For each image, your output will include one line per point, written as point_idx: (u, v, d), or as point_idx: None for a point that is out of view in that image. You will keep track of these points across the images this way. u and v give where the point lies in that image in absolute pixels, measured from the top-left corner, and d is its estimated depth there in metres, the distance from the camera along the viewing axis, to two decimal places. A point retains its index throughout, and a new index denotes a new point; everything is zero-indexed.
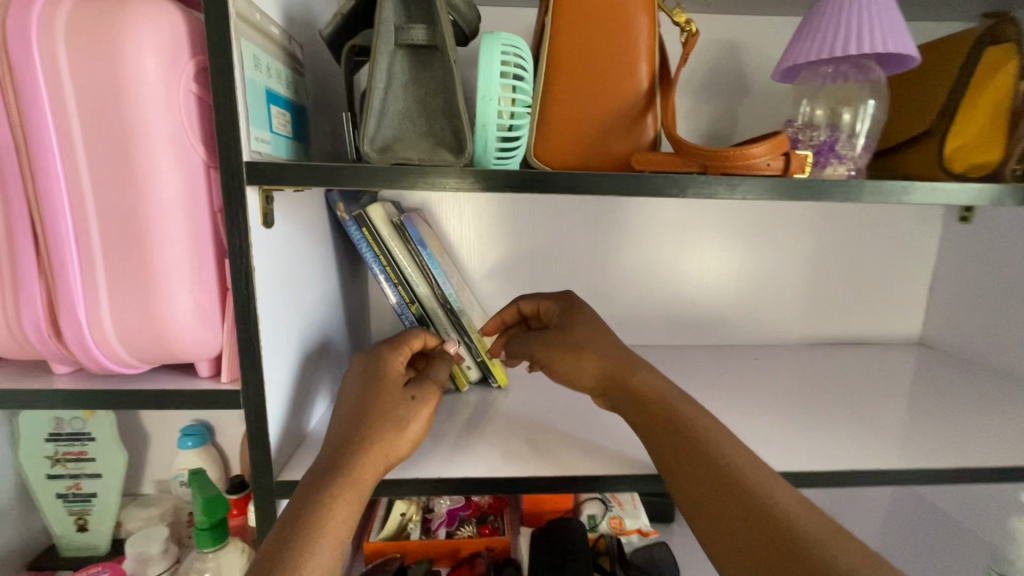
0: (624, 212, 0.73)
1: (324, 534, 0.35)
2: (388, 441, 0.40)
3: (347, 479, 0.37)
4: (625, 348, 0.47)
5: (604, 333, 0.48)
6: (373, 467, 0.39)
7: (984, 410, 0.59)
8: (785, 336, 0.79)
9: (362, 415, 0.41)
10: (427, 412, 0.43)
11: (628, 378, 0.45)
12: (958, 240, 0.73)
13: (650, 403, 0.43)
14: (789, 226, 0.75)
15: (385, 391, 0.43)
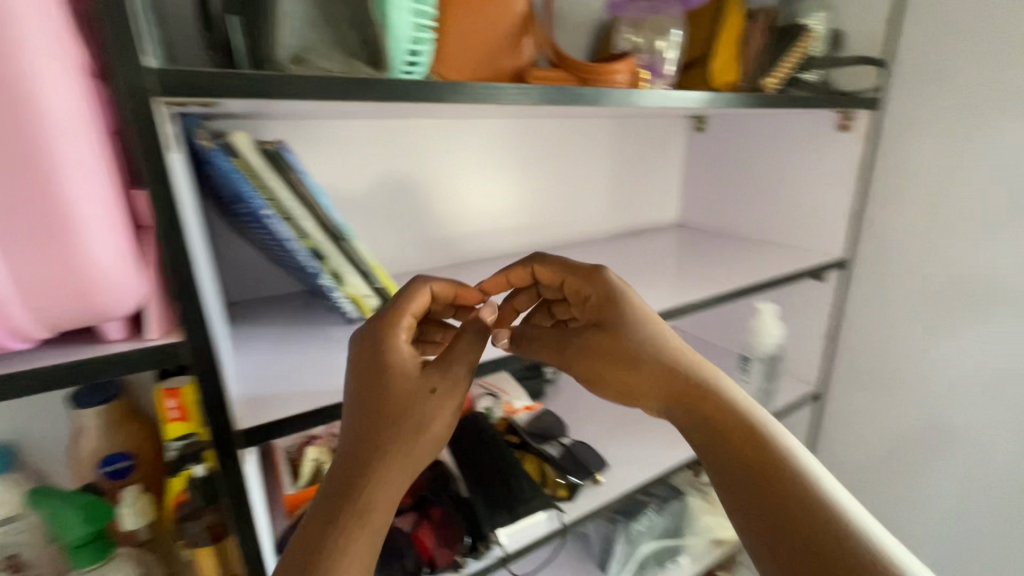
0: (473, 135, 0.80)
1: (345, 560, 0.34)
2: (403, 463, 0.38)
3: (362, 502, 0.36)
4: (681, 349, 0.48)
5: (658, 338, 0.48)
6: (387, 503, 0.37)
7: (725, 257, 0.87)
8: (598, 232, 1.00)
9: (372, 439, 0.38)
10: (450, 403, 0.41)
11: (696, 388, 0.45)
12: (696, 144, 1.02)
13: (715, 418, 0.44)
14: (594, 140, 0.93)
15: (396, 389, 0.40)
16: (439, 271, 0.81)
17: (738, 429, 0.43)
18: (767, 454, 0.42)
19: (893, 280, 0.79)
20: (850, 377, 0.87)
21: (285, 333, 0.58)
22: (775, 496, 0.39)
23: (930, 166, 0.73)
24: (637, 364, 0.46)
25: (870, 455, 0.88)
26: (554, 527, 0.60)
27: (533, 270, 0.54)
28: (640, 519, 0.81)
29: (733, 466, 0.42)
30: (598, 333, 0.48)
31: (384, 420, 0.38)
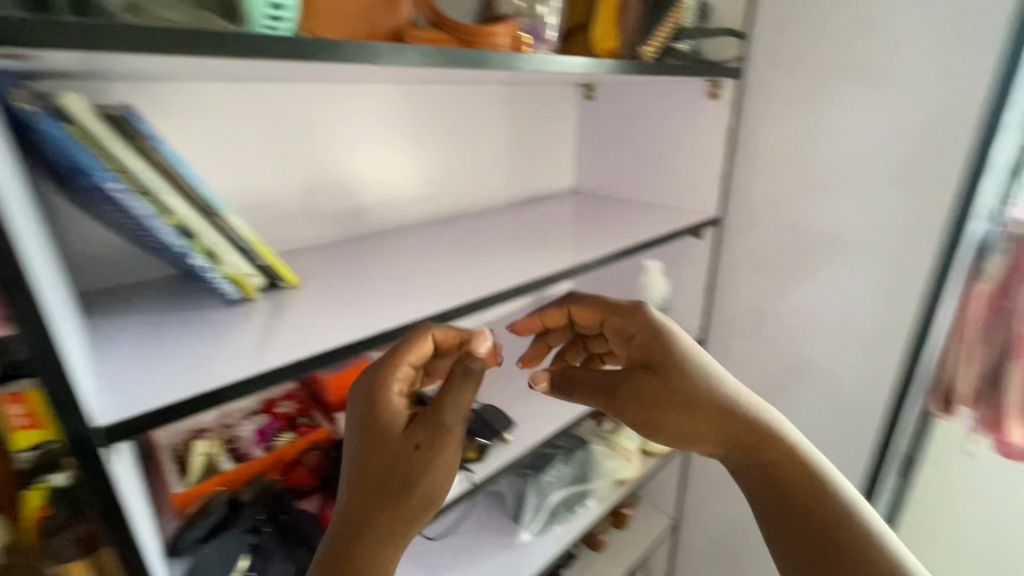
0: (364, 102, 0.76)
1: None
2: (390, 516, 0.41)
3: (352, 556, 0.40)
4: (727, 398, 0.56)
5: (707, 385, 0.56)
6: (377, 553, 0.41)
7: (616, 220, 0.93)
8: (498, 201, 1.01)
9: (363, 496, 0.41)
10: (434, 461, 0.42)
11: (750, 435, 0.54)
12: (587, 111, 1.06)
13: (771, 460, 0.53)
14: (489, 108, 0.93)
15: (386, 443, 0.43)
16: (336, 245, 0.78)
17: (777, 462, 0.53)
18: (802, 473, 0.52)
19: (755, 237, 0.90)
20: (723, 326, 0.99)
21: (154, 320, 0.53)
22: (827, 529, 0.49)
23: (783, 131, 0.83)
24: (686, 407, 0.55)
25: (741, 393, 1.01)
26: (465, 488, 0.61)
27: (567, 311, 0.66)
28: (549, 471, 0.87)
29: (785, 502, 0.51)
30: (651, 376, 0.57)
31: (372, 483, 0.41)
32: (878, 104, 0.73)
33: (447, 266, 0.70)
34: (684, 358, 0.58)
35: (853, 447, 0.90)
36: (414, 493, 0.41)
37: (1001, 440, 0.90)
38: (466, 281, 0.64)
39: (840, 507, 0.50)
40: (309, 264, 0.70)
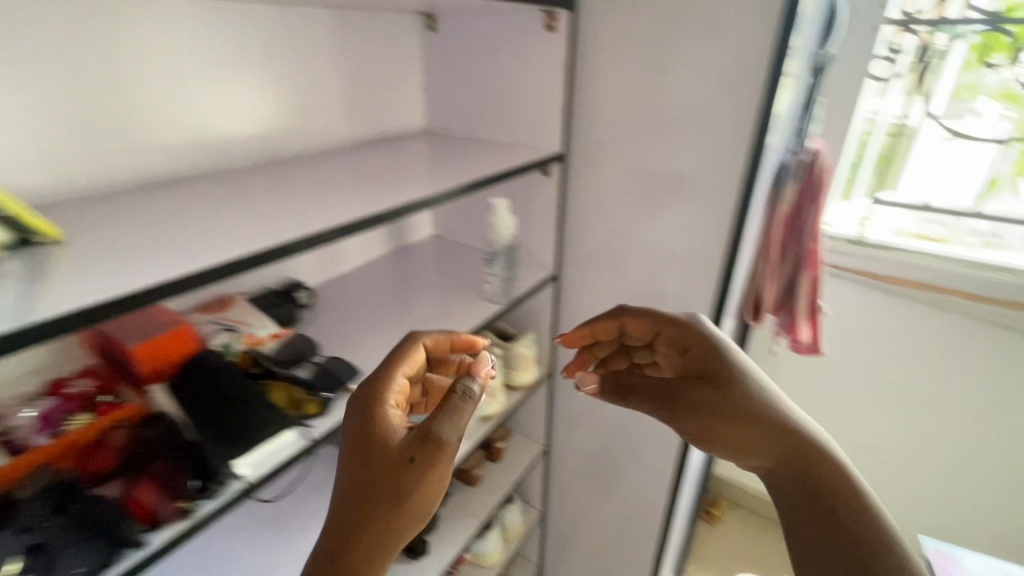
0: (152, 22, 0.64)
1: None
2: (386, 512, 0.54)
3: (353, 541, 0.53)
4: (794, 424, 0.63)
5: (770, 405, 0.65)
6: (375, 540, 0.54)
7: (464, 158, 0.90)
8: (341, 142, 0.93)
9: (370, 498, 0.54)
10: (426, 474, 0.55)
11: (806, 455, 0.61)
12: (432, 45, 1.00)
13: (823, 476, 0.58)
14: (320, 37, 0.84)
15: (392, 458, 0.55)
16: (132, 193, 0.66)
17: (819, 481, 0.58)
18: (845, 496, 0.55)
19: (602, 175, 0.93)
20: (579, 263, 1.03)
21: None
22: (855, 541, 0.51)
23: (615, 65, 0.85)
24: (746, 417, 0.65)
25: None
26: (304, 445, 0.59)
27: (623, 320, 0.78)
28: None
29: (823, 515, 0.54)
30: (715, 390, 0.68)
31: (373, 489, 0.54)
32: (704, 42, 0.76)
33: (269, 215, 0.61)
34: (734, 376, 0.68)
35: None
36: (411, 503, 0.55)
37: (795, 339, 1.09)
38: (289, 230, 0.57)
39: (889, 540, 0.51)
40: (88, 216, 0.59)
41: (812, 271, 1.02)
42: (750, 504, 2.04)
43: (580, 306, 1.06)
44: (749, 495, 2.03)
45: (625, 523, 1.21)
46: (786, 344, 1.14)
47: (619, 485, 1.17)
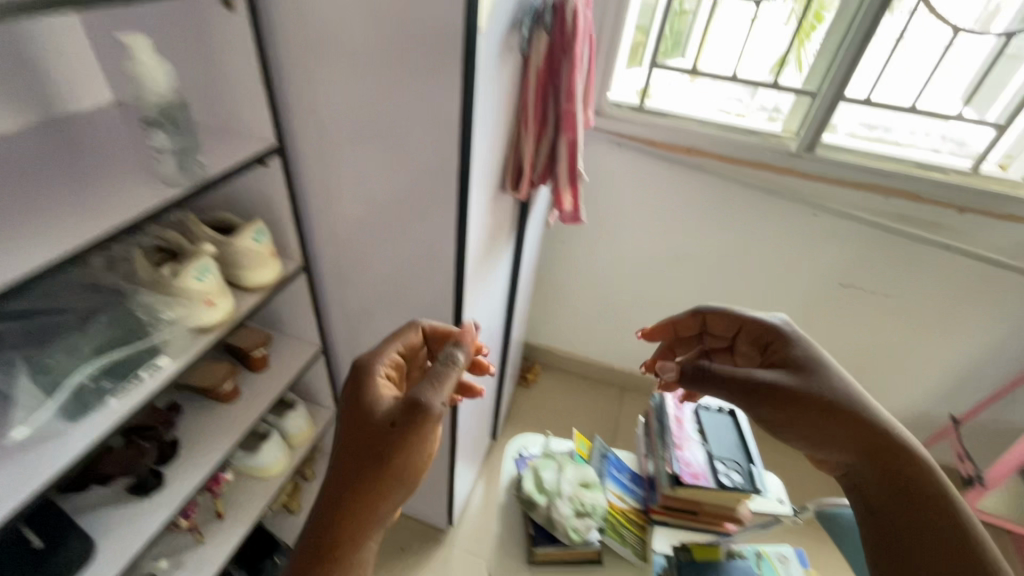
0: None
1: (328, 517, 0.69)
2: (369, 467, 0.69)
3: (347, 490, 0.69)
4: (882, 421, 0.70)
5: (853, 399, 0.72)
6: (362, 490, 0.69)
7: None
8: None
9: (359, 453, 0.70)
10: (403, 438, 0.69)
11: (896, 453, 0.68)
12: None
13: (911, 473, 0.66)
14: None
15: (376, 422, 0.71)
16: None
17: (911, 479, 0.65)
18: (941, 502, 0.62)
19: (314, 9, 0.72)
20: (317, 134, 0.85)
21: None
22: (950, 536, 0.59)
23: None
24: (830, 412, 0.71)
25: (354, 215, 0.93)
26: None
27: (704, 315, 0.90)
28: (59, 351, 0.70)
29: (919, 513, 0.62)
30: (797, 378, 0.74)
31: (365, 450, 0.70)
32: None
33: None
34: (837, 381, 0.73)
35: (437, 244, 0.90)
36: (393, 464, 0.69)
37: (559, 206, 1.08)
38: None
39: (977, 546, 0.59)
40: None
41: (569, 135, 0.96)
42: (558, 362, 2.26)
43: (328, 187, 0.91)
44: (557, 355, 2.23)
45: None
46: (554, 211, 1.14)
47: None
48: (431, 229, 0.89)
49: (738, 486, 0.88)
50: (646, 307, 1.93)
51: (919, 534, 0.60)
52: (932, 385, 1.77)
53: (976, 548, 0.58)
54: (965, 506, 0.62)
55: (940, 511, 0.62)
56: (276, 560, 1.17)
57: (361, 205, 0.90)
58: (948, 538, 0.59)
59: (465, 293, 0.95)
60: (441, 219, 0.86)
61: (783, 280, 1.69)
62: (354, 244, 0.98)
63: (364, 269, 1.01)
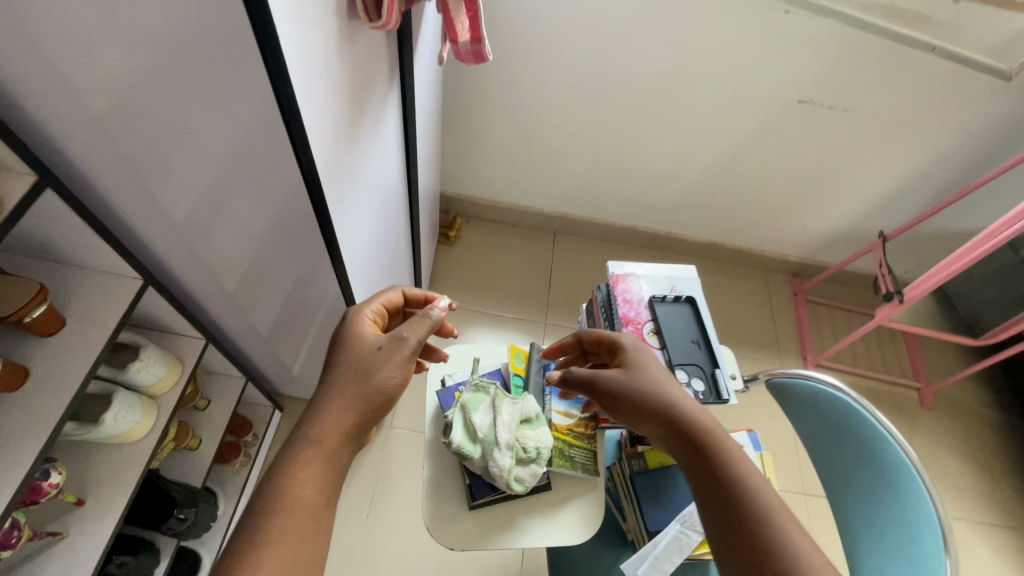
0: None
1: (303, 435, 0.59)
2: (354, 387, 0.63)
3: (328, 406, 0.62)
4: (692, 403, 0.65)
5: (664, 385, 0.66)
6: (343, 409, 0.62)
7: None
8: None
9: (343, 373, 0.64)
10: (390, 357, 0.66)
11: (701, 432, 0.62)
12: None
13: (714, 448, 0.60)
14: None
15: (363, 345, 0.66)
16: None
17: (712, 471, 0.58)
18: (733, 473, 0.57)
19: None
20: None
21: None
22: (737, 516, 0.54)
23: None
24: (646, 402, 0.65)
25: (102, 89, 0.53)
26: None
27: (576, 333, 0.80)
28: None
29: (714, 491, 0.57)
30: (619, 374, 0.68)
31: (355, 360, 0.65)
32: None
33: None
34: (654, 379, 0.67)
35: (250, 117, 0.58)
36: (379, 379, 0.64)
37: (452, 33, 0.76)
38: None
39: (780, 550, 0.50)
40: None
41: None
42: (483, 212, 2.00)
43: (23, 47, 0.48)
44: (479, 205, 1.96)
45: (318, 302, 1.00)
46: (450, 45, 0.82)
47: (283, 253, 0.89)
48: (248, 89, 0.54)
49: (702, 398, 0.75)
50: (578, 143, 1.64)
51: (714, 518, 0.55)
52: (866, 203, 1.71)
53: (765, 526, 0.52)
54: (766, 480, 0.57)
55: (730, 486, 0.56)
56: (179, 517, 1.00)
57: (96, 71, 0.51)
58: (732, 519, 0.54)
59: (320, 172, 0.65)
60: (259, 73, 0.51)
61: (737, 99, 1.43)
62: (123, 137, 0.59)
63: (166, 167, 0.64)
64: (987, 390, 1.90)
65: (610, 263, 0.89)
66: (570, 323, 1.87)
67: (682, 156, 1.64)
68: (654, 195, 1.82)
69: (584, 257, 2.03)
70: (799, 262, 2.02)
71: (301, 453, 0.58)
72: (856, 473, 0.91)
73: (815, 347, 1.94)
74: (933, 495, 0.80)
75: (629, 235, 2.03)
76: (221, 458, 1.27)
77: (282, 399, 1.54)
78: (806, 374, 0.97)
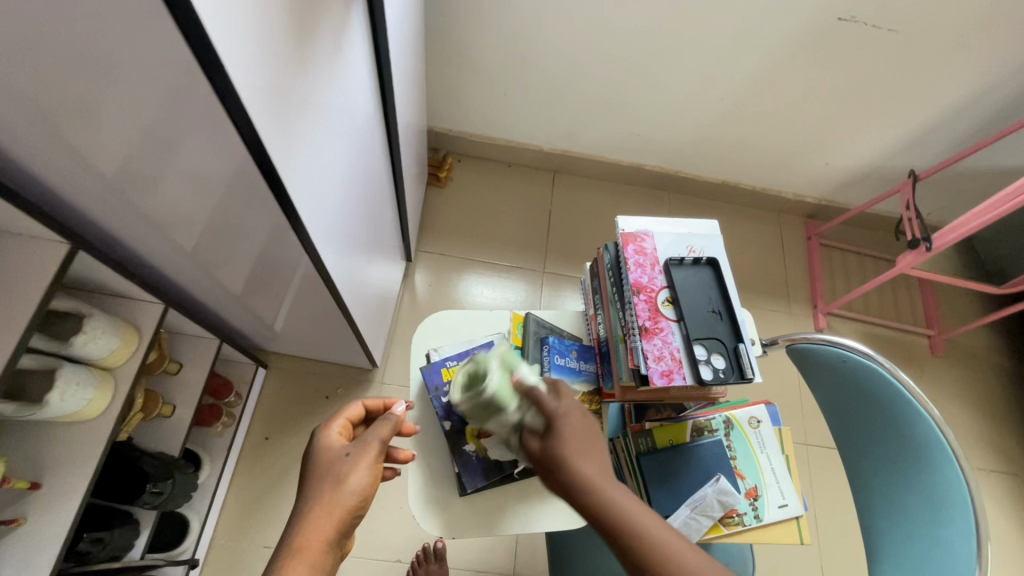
0: None
1: (279, 564, 0.54)
2: (327, 498, 0.58)
3: (301, 526, 0.56)
4: (609, 487, 0.55)
5: (584, 468, 0.56)
6: (319, 524, 0.57)
7: None
8: None
9: (313, 489, 0.59)
10: (362, 461, 0.62)
11: (617, 517, 0.53)
12: None
13: (634, 532, 0.52)
14: None
15: (331, 457, 0.62)
16: None
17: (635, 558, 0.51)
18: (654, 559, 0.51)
19: None
20: None
21: None
22: None
23: None
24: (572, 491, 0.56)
25: None
26: None
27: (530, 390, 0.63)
28: None
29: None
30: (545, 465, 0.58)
31: (327, 470, 0.61)
32: None
33: None
34: (587, 447, 0.58)
35: (147, 80, 0.42)
36: (348, 485, 0.59)
37: None
38: None
39: None
40: None
41: None
42: (475, 149, 1.83)
43: None
44: (470, 142, 1.79)
45: (287, 267, 0.88)
46: None
47: (238, 232, 0.75)
48: (131, 42, 0.37)
49: (722, 377, 0.66)
50: (579, 71, 1.45)
51: None
52: (897, 138, 1.55)
53: None
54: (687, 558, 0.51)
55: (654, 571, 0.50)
56: (152, 491, 0.93)
57: None
58: None
59: (262, 138, 0.52)
60: (140, 15, 0.35)
61: (768, 16, 1.23)
62: None
63: (57, 129, 0.50)
64: (1000, 337, 1.83)
65: (620, 219, 0.77)
66: (568, 271, 1.76)
67: (697, 85, 1.46)
68: (664, 131, 1.65)
69: (584, 198, 1.89)
70: (815, 202, 1.88)
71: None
72: (879, 449, 0.84)
73: (826, 295, 1.85)
74: (967, 475, 0.72)
75: (634, 174, 1.87)
76: (200, 420, 1.20)
77: (265, 356, 1.46)
78: (829, 340, 0.88)
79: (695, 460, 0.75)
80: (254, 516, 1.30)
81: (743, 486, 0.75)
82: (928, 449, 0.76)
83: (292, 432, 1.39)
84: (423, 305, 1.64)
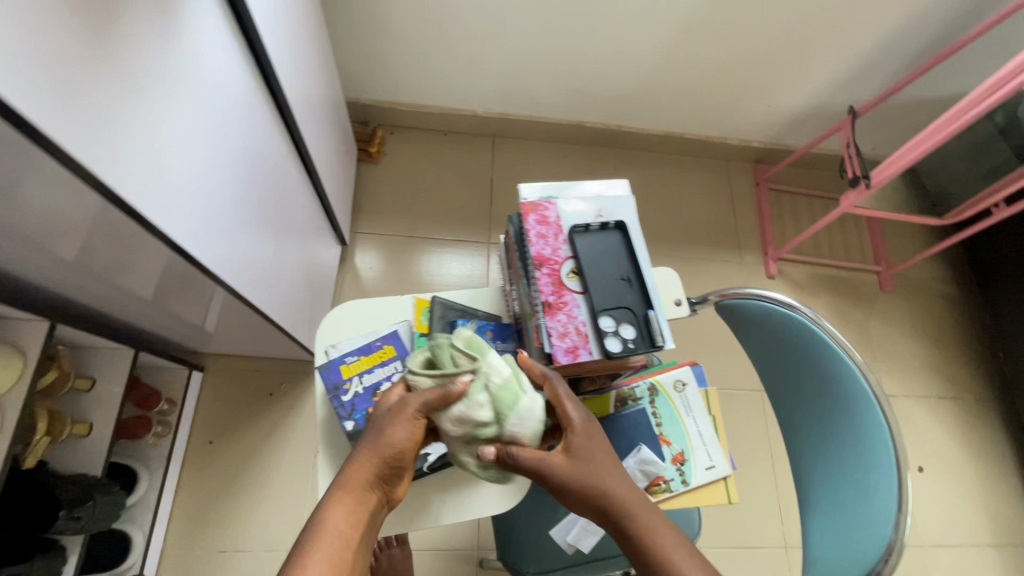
0: None
1: (325, 500, 0.55)
2: (370, 449, 0.58)
3: (346, 471, 0.57)
4: (639, 502, 0.59)
5: (614, 484, 0.60)
6: (361, 471, 0.56)
7: None
8: None
9: (362, 438, 0.59)
10: (399, 416, 0.59)
11: (644, 529, 0.58)
12: None
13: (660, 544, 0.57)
14: None
15: (379, 411, 0.61)
16: None
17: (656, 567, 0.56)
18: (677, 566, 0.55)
19: None
20: None
21: None
22: None
23: None
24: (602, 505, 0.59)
25: None
26: None
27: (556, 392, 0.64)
28: None
29: None
30: (569, 474, 0.60)
31: (375, 422, 0.60)
32: None
33: None
34: (608, 462, 0.62)
35: None
36: (388, 438, 0.58)
37: None
38: None
39: None
40: None
41: None
42: (406, 118, 1.73)
43: None
44: (399, 111, 1.69)
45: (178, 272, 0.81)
46: None
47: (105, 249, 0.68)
48: None
49: (631, 348, 0.63)
50: (498, 28, 1.36)
51: None
52: (836, 74, 1.51)
53: None
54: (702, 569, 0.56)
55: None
56: (71, 516, 0.89)
57: None
58: None
59: (75, 154, 0.44)
60: None
61: None
62: None
63: None
64: (945, 267, 1.86)
65: (523, 187, 0.72)
66: None
67: (623, 35, 1.38)
68: (600, 85, 1.58)
69: (526, 162, 1.81)
70: (762, 146, 1.84)
71: (325, 513, 0.54)
72: (802, 398, 0.83)
73: (777, 240, 1.85)
74: (889, 420, 0.73)
75: (577, 132, 1.81)
76: (130, 433, 1.21)
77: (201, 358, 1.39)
78: (759, 293, 0.86)
79: (617, 432, 0.74)
80: (207, 520, 1.27)
81: (669, 453, 0.74)
82: (850, 395, 0.76)
83: (238, 434, 1.35)
84: (366, 289, 1.57)
